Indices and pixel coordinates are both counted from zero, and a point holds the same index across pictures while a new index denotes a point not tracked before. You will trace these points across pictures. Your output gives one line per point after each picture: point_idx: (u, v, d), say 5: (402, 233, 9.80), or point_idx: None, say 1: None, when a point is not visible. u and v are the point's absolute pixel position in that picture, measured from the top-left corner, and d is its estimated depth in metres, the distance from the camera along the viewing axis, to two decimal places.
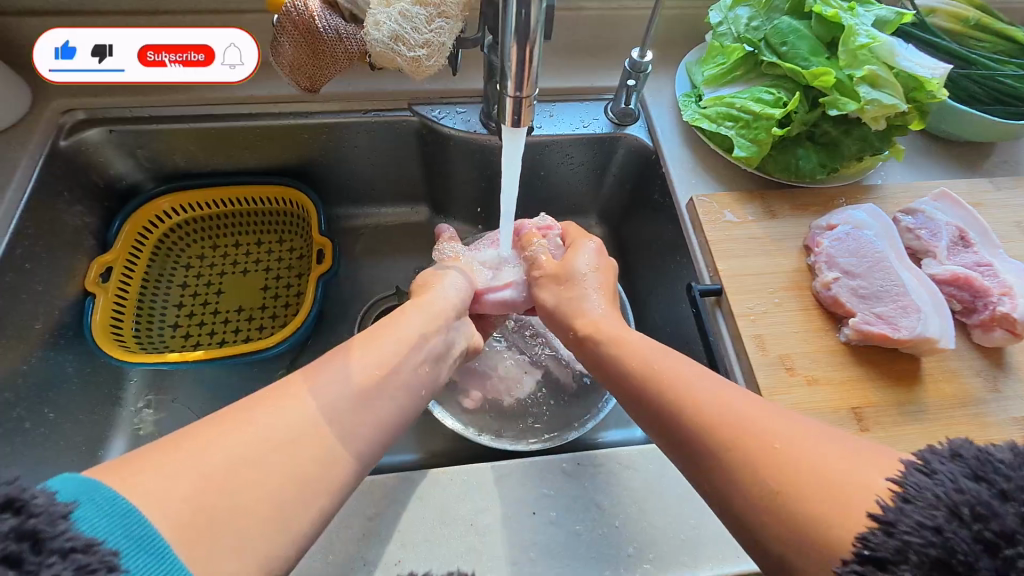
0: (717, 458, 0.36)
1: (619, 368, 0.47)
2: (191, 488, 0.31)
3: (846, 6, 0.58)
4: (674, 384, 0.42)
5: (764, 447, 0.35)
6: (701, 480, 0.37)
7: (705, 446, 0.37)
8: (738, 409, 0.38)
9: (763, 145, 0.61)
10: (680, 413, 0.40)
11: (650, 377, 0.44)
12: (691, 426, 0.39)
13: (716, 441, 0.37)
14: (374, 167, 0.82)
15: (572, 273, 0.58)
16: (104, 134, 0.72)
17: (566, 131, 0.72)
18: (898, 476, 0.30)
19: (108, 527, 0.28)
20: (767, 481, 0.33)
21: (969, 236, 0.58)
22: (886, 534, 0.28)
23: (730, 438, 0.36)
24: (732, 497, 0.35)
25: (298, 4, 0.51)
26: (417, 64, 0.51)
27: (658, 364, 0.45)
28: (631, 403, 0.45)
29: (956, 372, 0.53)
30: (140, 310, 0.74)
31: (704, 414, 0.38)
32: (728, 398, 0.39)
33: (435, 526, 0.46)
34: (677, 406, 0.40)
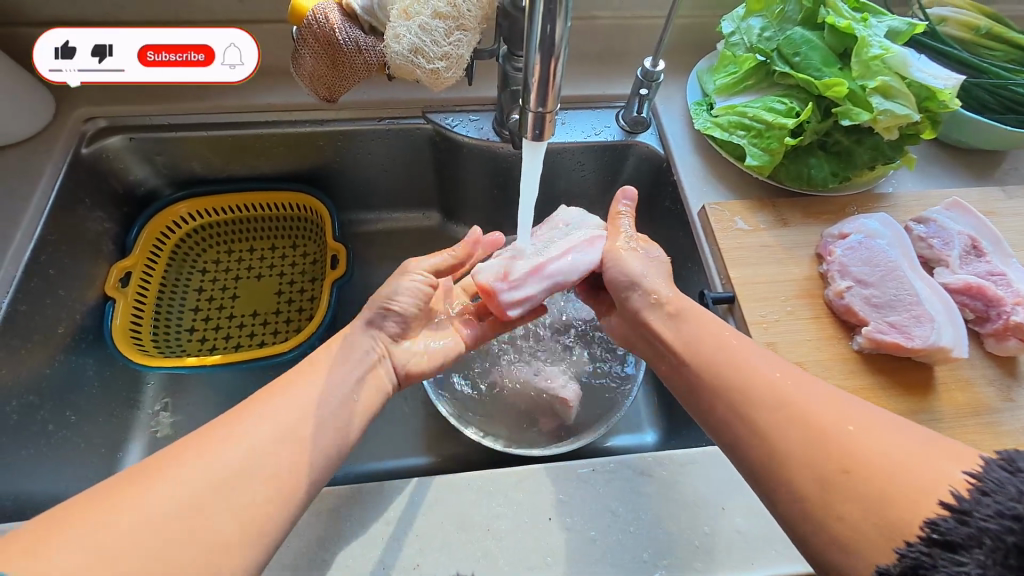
0: (784, 439, 0.38)
1: (688, 351, 0.48)
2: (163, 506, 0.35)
3: (859, 17, 0.59)
4: (746, 363, 0.44)
5: (836, 429, 0.37)
6: (764, 454, 0.39)
7: (775, 422, 0.39)
8: (803, 396, 0.40)
9: (775, 155, 0.61)
10: (749, 397, 0.41)
11: (725, 352, 0.46)
12: (757, 408, 0.41)
13: (784, 424, 0.39)
14: (387, 174, 0.83)
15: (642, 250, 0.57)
16: (124, 141, 0.73)
17: (578, 139, 0.72)
18: (977, 470, 0.32)
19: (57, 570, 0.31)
20: (836, 460, 0.36)
21: (983, 245, 0.58)
22: (958, 521, 0.30)
23: (797, 422, 0.39)
24: (792, 467, 0.37)
25: (320, 17, 0.52)
26: (436, 76, 0.52)
27: (734, 348, 0.46)
28: (695, 379, 0.46)
29: (970, 381, 0.53)
30: (158, 314, 0.76)
31: (773, 397, 0.40)
32: (800, 385, 0.41)
33: (453, 531, 0.47)
34: (753, 381, 0.42)
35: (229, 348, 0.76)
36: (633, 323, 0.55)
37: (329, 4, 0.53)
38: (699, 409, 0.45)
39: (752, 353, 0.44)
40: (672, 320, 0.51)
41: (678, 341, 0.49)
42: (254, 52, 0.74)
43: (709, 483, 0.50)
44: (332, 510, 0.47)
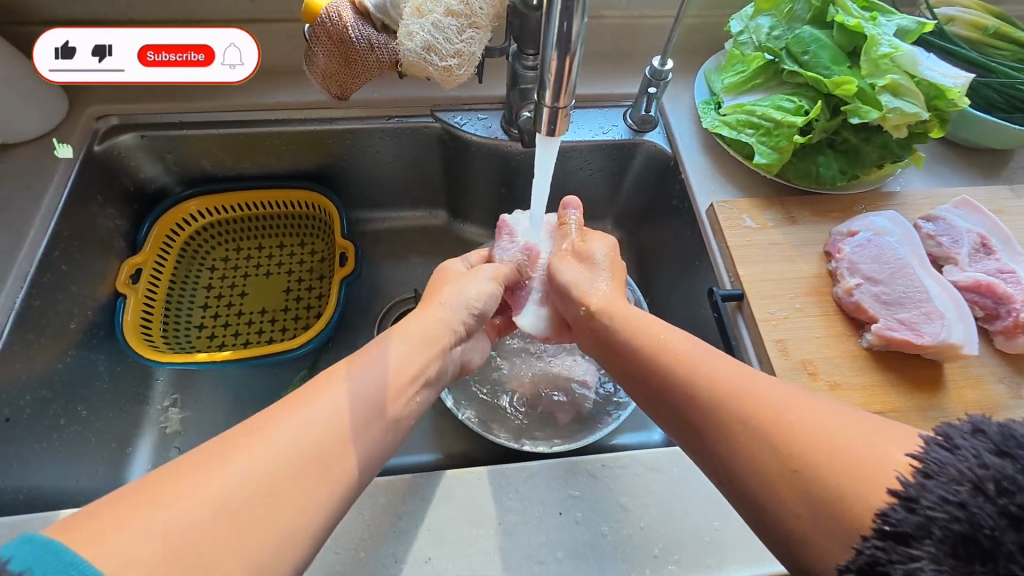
0: (733, 438, 0.37)
1: (632, 356, 0.47)
2: (198, 516, 0.31)
3: (868, 16, 0.59)
4: (684, 363, 0.42)
5: (778, 421, 0.35)
6: (714, 461, 0.38)
7: (717, 421, 0.38)
8: (749, 387, 0.38)
9: (784, 153, 0.62)
10: (696, 398, 0.40)
11: (657, 354, 0.45)
12: (702, 409, 0.39)
13: (733, 422, 0.37)
14: (396, 173, 0.83)
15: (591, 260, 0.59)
16: (136, 139, 0.74)
17: (586, 137, 0.73)
18: (918, 453, 0.31)
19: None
20: (785, 458, 0.34)
21: (991, 243, 0.58)
22: (907, 509, 0.29)
23: (745, 419, 0.37)
24: (744, 467, 0.35)
25: (333, 15, 0.52)
26: (448, 73, 0.52)
27: (676, 346, 0.44)
28: (639, 380, 0.46)
29: (979, 378, 0.53)
30: (168, 310, 0.76)
31: (717, 395, 0.39)
32: (748, 379, 0.39)
33: (464, 525, 0.47)
34: (691, 381, 0.41)
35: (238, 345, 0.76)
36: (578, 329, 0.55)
37: (342, 2, 0.53)
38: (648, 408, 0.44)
39: (690, 353, 0.43)
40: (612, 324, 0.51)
41: (625, 346, 0.48)
42: (254, 52, 0.73)
43: None
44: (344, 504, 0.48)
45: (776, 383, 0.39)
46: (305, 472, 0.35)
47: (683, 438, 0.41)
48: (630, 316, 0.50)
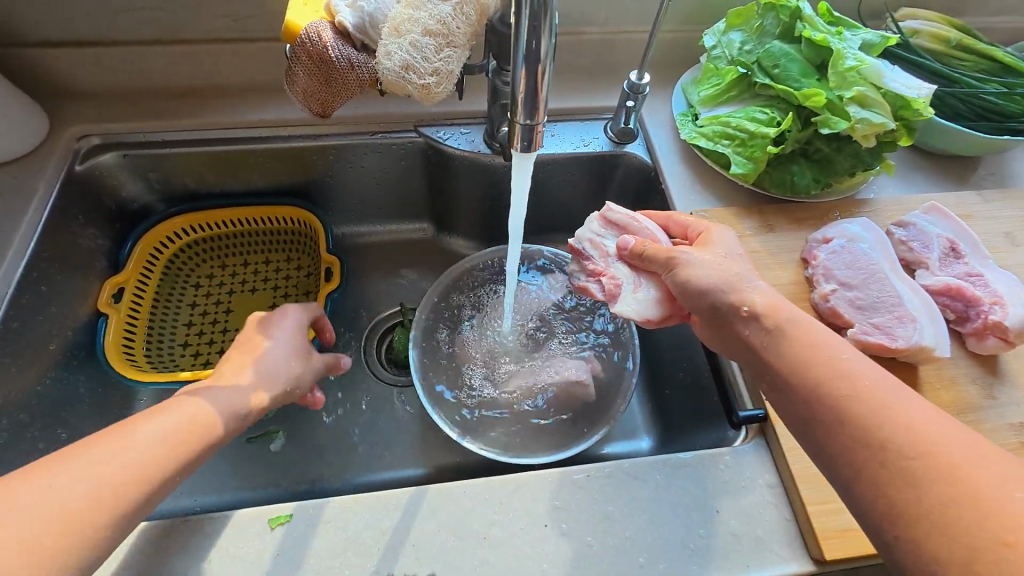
0: (920, 489, 0.34)
1: (800, 376, 0.42)
2: None
3: (834, 31, 0.61)
4: (876, 401, 0.38)
5: (992, 489, 0.33)
6: (888, 502, 0.35)
7: (910, 470, 0.35)
8: (951, 443, 0.35)
9: (759, 162, 0.63)
10: (885, 438, 0.37)
11: (838, 381, 0.40)
12: (879, 449, 0.36)
13: (927, 472, 0.34)
14: (380, 187, 0.84)
15: (718, 250, 0.53)
16: (118, 158, 0.74)
17: (567, 149, 0.74)
18: None
19: None
20: (996, 526, 0.31)
21: (960, 247, 0.60)
22: None
23: (944, 474, 0.34)
24: (926, 524, 0.33)
25: (313, 35, 0.53)
26: (427, 91, 0.53)
27: (864, 376, 0.40)
28: (804, 407, 0.41)
29: (953, 379, 0.55)
30: (151, 329, 0.76)
31: (908, 438, 0.36)
32: (941, 436, 0.36)
33: (449, 538, 0.47)
34: (881, 418, 0.37)
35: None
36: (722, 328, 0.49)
37: (321, 23, 0.54)
38: (811, 440, 0.41)
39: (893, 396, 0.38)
40: (777, 334, 0.45)
41: (802, 361, 0.43)
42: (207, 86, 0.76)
43: (704, 487, 0.50)
44: (326, 522, 0.47)
45: (977, 443, 0.36)
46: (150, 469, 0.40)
47: (847, 474, 0.38)
48: (804, 328, 0.45)
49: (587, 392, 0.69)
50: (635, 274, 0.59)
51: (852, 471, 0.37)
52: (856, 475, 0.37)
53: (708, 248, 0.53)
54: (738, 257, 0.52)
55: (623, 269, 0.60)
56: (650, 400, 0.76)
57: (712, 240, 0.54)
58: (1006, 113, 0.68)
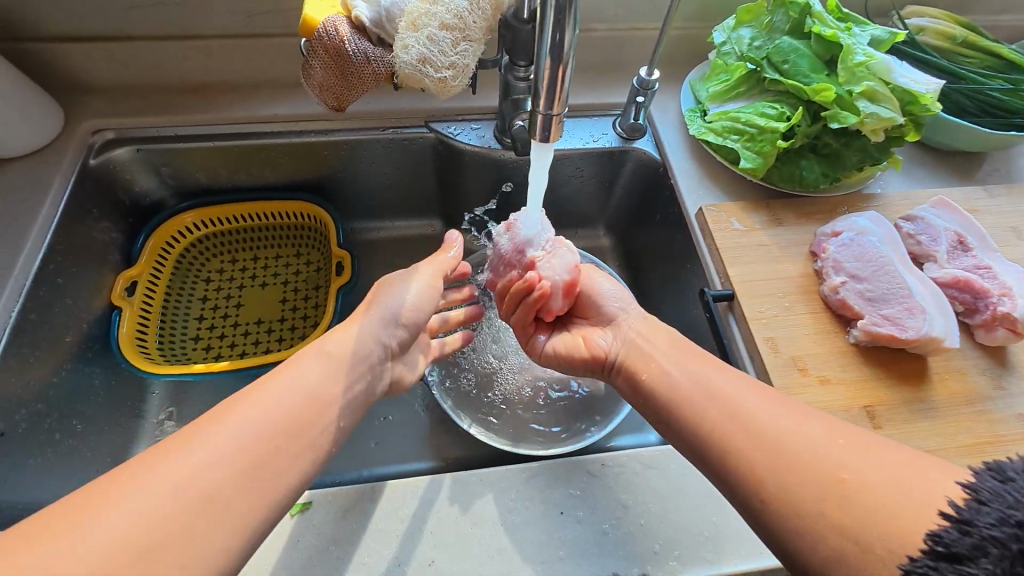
0: (771, 452, 0.37)
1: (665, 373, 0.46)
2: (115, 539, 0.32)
3: (843, 27, 0.62)
4: (722, 381, 0.43)
5: (822, 440, 0.37)
6: (746, 469, 0.38)
7: (762, 435, 0.38)
8: (789, 409, 0.40)
9: (768, 157, 0.64)
10: (714, 426, 0.40)
11: (693, 373, 0.45)
12: (727, 447, 0.39)
13: (772, 433, 0.38)
14: (392, 183, 0.85)
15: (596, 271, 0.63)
16: (132, 153, 0.74)
17: (577, 145, 0.75)
18: (970, 480, 0.32)
19: None
20: (828, 471, 0.35)
21: (968, 240, 0.60)
22: (961, 531, 0.30)
23: (787, 433, 0.38)
24: (786, 482, 0.36)
25: (330, 30, 0.54)
26: (443, 85, 0.54)
27: (714, 367, 0.45)
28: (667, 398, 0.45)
29: (962, 370, 0.55)
30: (163, 322, 0.76)
31: (751, 408, 0.40)
32: (742, 393, 0.41)
33: (467, 526, 0.48)
34: (732, 394, 0.42)
35: (256, 355, 0.78)
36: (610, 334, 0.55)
37: (339, 18, 0.55)
38: (674, 431, 0.44)
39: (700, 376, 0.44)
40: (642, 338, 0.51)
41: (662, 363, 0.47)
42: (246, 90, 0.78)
43: None
44: (345, 510, 0.48)
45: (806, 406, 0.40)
46: (211, 488, 0.36)
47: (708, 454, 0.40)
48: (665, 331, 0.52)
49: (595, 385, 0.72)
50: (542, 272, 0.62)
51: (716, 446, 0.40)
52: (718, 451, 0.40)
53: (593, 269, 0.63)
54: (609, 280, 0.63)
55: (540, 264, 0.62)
56: None
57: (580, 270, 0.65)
58: (1012, 109, 0.69)
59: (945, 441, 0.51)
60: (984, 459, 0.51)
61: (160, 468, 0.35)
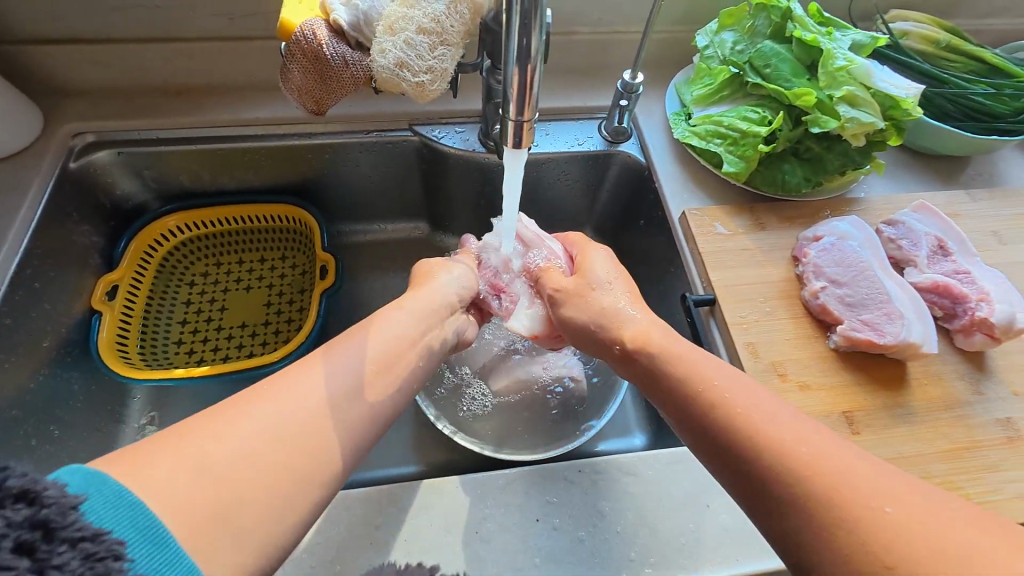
0: (806, 519, 0.32)
1: (693, 407, 0.40)
2: (191, 483, 0.31)
3: (824, 31, 0.62)
4: (758, 420, 0.37)
5: (870, 508, 0.31)
6: (782, 529, 0.34)
7: (798, 499, 0.33)
8: (836, 461, 0.33)
9: (750, 162, 0.64)
10: (748, 455, 0.36)
11: (723, 407, 0.39)
12: (763, 502, 0.35)
13: (811, 495, 0.32)
14: (377, 186, 0.84)
15: (593, 281, 0.54)
16: (112, 156, 0.74)
17: (561, 148, 0.75)
18: None
19: (114, 518, 0.28)
20: (877, 551, 0.30)
21: (948, 245, 0.61)
22: None
23: (831, 495, 0.32)
24: (818, 557, 0.31)
25: (307, 34, 0.54)
26: (421, 89, 0.53)
27: (752, 399, 0.38)
28: (698, 432, 0.40)
29: (940, 375, 0.55)
30: (145, 326, 0.76)
31: (791, 456, 0.34)
32: (787, 424, 0.36)
33: (442, 533, 0.47)
34: (768, 437, 0.36)
35: (239, 359, 0.77)
36: (617, 368, 0.50)
37: (316, 21, 0.54)
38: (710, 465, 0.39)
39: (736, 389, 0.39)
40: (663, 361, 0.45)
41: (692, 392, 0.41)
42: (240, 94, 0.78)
43: (694, 483, 0.51)
44: (320, 517, 0.48)
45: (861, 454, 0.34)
46: (298, 446, 0.35)
47: (743, 503, 0.37)
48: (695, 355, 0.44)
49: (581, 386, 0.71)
50: (530, 291, 0.61)
51: (750, 499, 0.36)
52: (750, 503, 0.36)
53: (586, 275, 0.54)
54: (620, 279, 0.54)
55: (521, 286, 0.62)
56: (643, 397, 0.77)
57: (588, 266, 0.55)
58: (994, 114, 0.69)
59: (922, 447, 0.51)
60: (961, 465, 0.51)
61: (251, 418, 0.35)
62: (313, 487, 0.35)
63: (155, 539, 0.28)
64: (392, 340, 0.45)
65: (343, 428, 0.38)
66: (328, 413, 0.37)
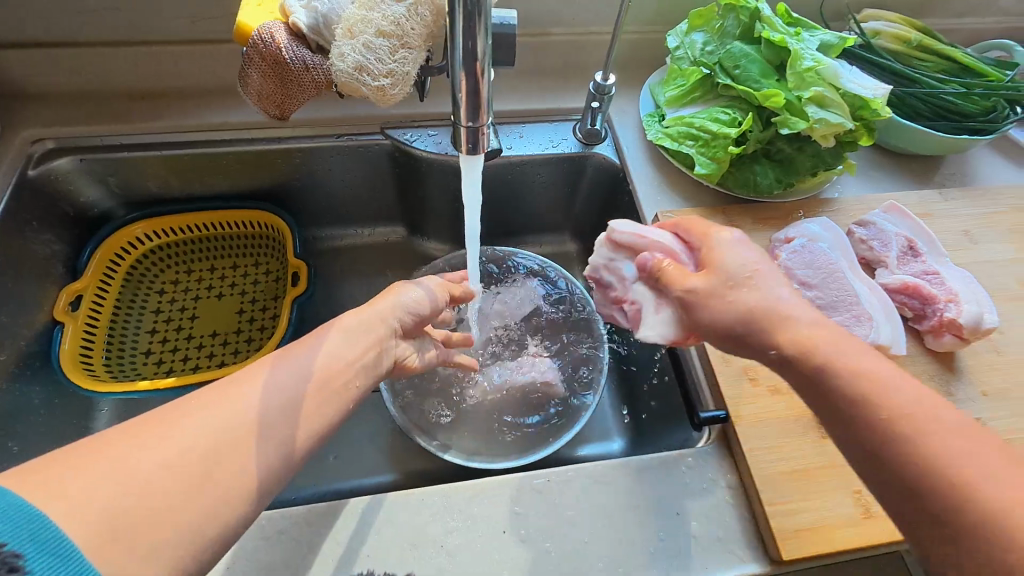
0: (936, 503, 0.33)
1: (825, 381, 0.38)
2: (103, 496, 0.30)
3: (792, 32, 0.62)
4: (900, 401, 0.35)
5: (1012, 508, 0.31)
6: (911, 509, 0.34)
7: (934, 488, 0.33)
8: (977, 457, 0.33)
9: (722, 163, 0.64)
10: (886, 435, 0.35)
11: (870, 385, 0.36)
12: (902, 481, 0.34)
13: (941, 483, 0.33)
14: (352, 191, 0.83)
15: (724, 273, 0.43)
16: (74, 163, 0.72)
17: (536, 151, 0.74)
18: None
19: (10, 531, 0.27)
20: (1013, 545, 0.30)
21: (918, 246, 0.60)
22: None
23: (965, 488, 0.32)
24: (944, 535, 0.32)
25: (266, 37, 0.52)
26: (382, 93, 0.52)
27: (890, 376, 0.37)
28: (833, 402, 0.38)
29: (911, 377, 0.55)
30: (111, 337, 0.74)
31: (923, 440, 0.34)
32: (937, 410, 0.35)
33: (405, 548, 0.46)
34: (904, 419, 0.35)
35: (210, 369, 0.76)
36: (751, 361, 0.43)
37: (275, 24, 0.53)
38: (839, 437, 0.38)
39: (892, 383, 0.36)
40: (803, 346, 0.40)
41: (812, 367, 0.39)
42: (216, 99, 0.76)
43: (665, 490, 0.50)
44: (280, 534, 0.46)
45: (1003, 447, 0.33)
46: (225, 459, 0.35)
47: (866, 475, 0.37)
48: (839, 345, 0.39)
49: (557, 390, 0.70)
50: (656, 294, 0.49)
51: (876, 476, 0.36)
52: (879, 481, 0.36)
53: (715, 265, 0.44)
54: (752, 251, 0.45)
55: (641, 289, 0.51)
56: (622, 400, 0.76)
57: (717, 256, 0.45)
58: (965, 113, 0.69)
59: None
60: None
61: (174, 430, 0.34)
62: (240, 500, 0.35)
63: (56, 552, 0.27)
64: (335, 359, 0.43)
65: (273, 442, 0.37)
66: (259, 427, 0.37)
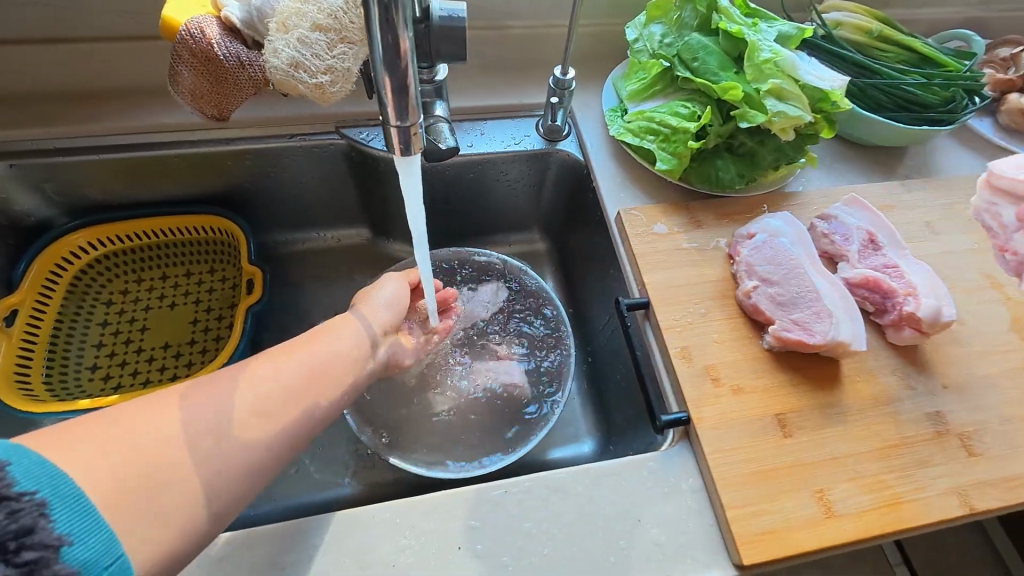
0: None
1: None
2: (114, 463, 0.32)
3: (749, 23, 0.61)
4: None
5: None
6: None
7: None
8: None
9: (682, 159, 0.62)
10: None
11: None
12: None
13: None
14: (309, 193, 0.80)
15: None
16: (4, 169, 0.68)
17: (497, 148, 0.72)
18: None
19: (37, 479, 0.29)
20: None
21: (878, 239, 0.60)
22: None
23: None
24: None
25: (195, 31, 0.49)
26: (322, 91, 0.50)
27: None
28: None
29: (873, 372, 0.54)
30: (52, 353, 0.70)
31: None
32: None
33: (356, 570, 0.44)
34: None
35: (161, 383, 0.72)
36: None
37: (206, 18, 0.50)
38: None
39: None
40: None
41: None
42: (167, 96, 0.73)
43: (626, 497, 0.49)
44: (220, 562, 0.44)
45: None
46: (210, 446, 0.36)
47: None
48: None
49: (524, 392, 0.69)
50: None
51: None
52: None
53: None
54: None
55: None
56: (591, 402, 0.75)
57: None
58: (925, 104, 0.69)
59: (854, 446, 0.50)
60: (892, 464, 0.50)
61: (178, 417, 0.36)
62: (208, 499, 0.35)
63: (77, 507, 0.30)
64: (323, 359, 0.45)
65: (252, 442, 0.38)
66: (256, 425, 0.39)
